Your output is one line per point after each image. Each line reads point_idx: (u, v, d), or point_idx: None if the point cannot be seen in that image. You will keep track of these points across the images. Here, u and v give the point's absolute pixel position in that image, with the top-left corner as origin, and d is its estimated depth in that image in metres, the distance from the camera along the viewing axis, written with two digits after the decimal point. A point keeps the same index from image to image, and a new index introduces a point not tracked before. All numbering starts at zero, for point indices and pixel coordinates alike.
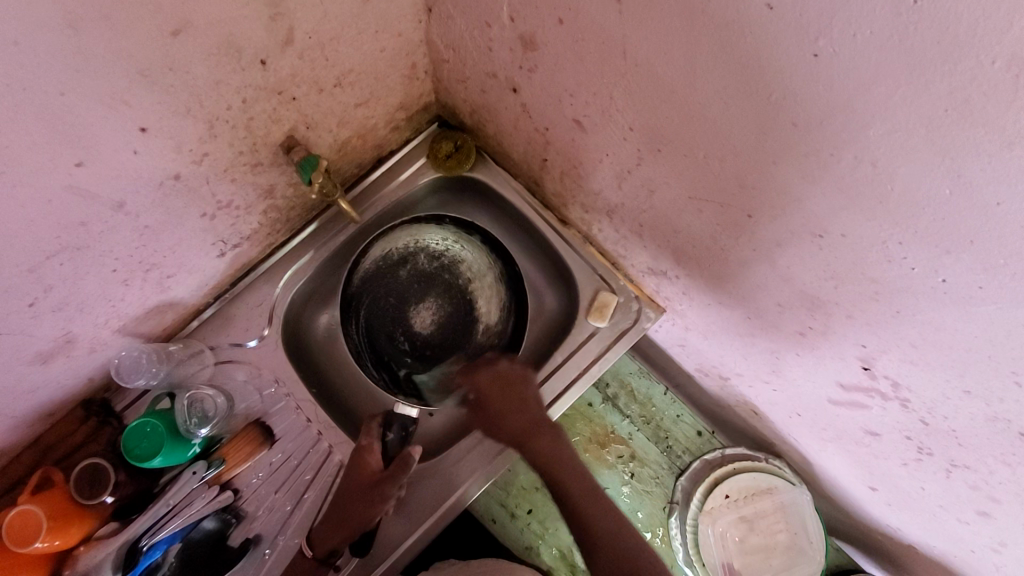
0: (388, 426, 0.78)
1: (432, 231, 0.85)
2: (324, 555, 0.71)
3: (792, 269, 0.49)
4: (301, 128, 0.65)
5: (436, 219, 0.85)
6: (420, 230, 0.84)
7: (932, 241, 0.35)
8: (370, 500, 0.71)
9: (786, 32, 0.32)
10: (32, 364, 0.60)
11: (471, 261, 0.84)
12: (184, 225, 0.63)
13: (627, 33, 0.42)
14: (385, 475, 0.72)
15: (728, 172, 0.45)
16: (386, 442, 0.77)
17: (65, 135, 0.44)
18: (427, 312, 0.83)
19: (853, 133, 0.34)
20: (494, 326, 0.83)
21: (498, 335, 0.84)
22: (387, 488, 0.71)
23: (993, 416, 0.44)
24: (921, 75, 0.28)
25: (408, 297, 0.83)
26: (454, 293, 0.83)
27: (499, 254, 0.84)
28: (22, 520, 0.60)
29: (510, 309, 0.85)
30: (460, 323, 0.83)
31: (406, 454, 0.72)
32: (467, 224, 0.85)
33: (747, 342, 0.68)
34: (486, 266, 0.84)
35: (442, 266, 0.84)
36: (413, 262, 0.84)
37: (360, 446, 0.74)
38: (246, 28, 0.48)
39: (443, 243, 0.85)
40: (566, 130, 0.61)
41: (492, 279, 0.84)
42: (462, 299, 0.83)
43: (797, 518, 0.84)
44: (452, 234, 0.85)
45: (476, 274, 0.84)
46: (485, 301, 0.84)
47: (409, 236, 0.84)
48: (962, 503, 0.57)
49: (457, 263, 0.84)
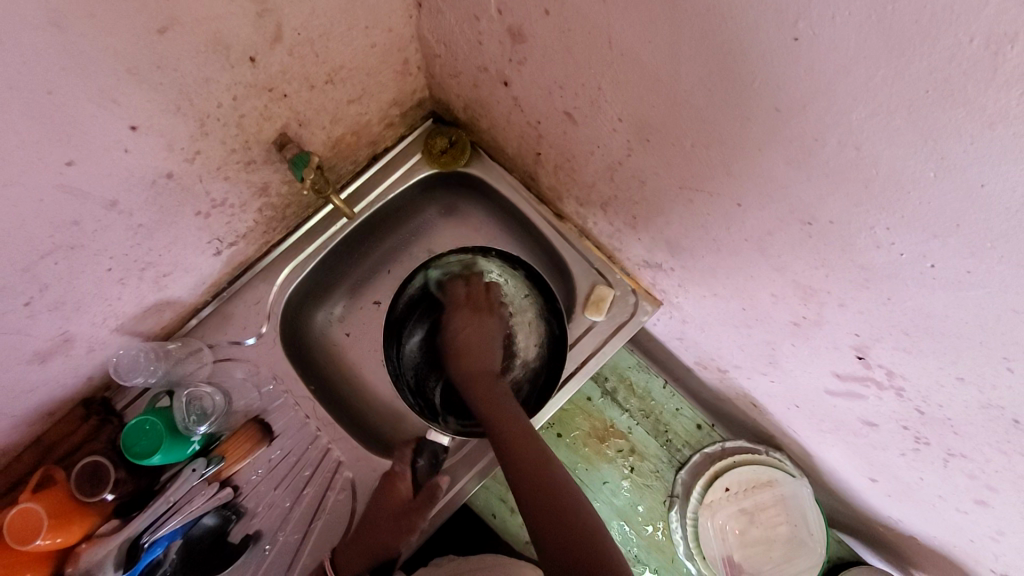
0: (420, 452, 0.78)
1: (477, 261, 0.79)
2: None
3: (783, 258, 0.48)
4: (293, 125, 0.65)
5: (483, 250, 0.78)
6: (462, 259, 0.79)
7: (918, 225, 0.35)
8: (398, 529, 0.72)
9: (767, 17, 0.32)
10: (30, 363, 0.60)
11: (516, 296, 0.79)
12: (178, 223, 0.63)
13: (611, 22, 0.41)
14: (414, 505, 0.73)
15: (717, 161, 0.45)
16: (417, 469, 0.77)
17: (55, 133, 0.44)
18: None
19: (836, 118, 0.33)
20: (530, 361, 0.78)
21: (534, 371, 0.78)
22: (415, 518, 0.73)
23: (987, 403, 0.43)
24: (900, 55, 0.28)
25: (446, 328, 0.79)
26: (492, 328, 0.78)
27: (542, 290, 0.77)
28: (24, 517, 0.61)
29: (546, 343, 0.78)
30: (495, 358, 0.78)
31: (436, 486, 0.74)
32: (511, 258, 0.78)
33: (742, 334, 0.67)
34: (528, 302, 0.79)
35: (484, 298, 0.79)
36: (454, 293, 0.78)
37: (392, 472, 0.75)
38: (233, 25, 0.49)
39: (488, 274, 0.79)
40: (557, 123, 0.61)
41: (532, 314, 0.79)
42: (499, 335, 0.78)
43: (796, 511, 0.84)
44: (497, 267, 0.79)
45: (516, 308, 0.79)
46: (522, 337, 0.78)
47: (451, 265, 0.79)
48: (960, 493, 0.56)
49: (499, 296, 0.79)
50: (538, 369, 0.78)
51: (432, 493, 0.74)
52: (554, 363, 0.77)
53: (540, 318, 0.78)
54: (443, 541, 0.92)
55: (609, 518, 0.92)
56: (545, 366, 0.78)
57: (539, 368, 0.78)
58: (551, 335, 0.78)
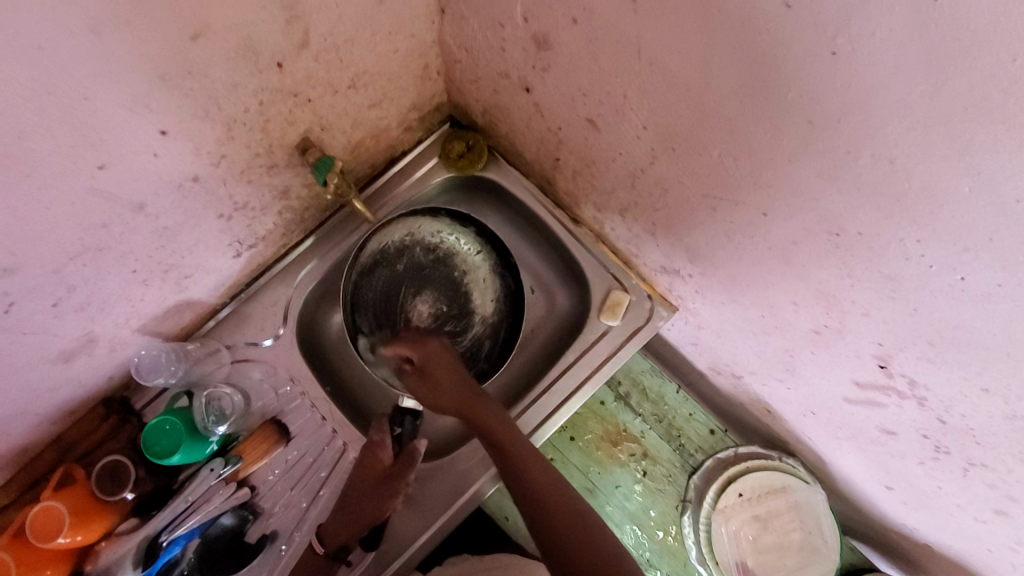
0: (399, 421, 0.80)
1: (427, 224, 0.85)
2: (335, 552, 0.71)
3: (807, 267, 0.48)
4: (316, 130, 0.65)
5: (432, 211, 0.85)
6: (414, 223, 0.85)
7: (950, 238, 0.35)
8: (381, 494, 0.72)
9: (804, 32, 0.32)
10: (55, 363, 0.61)
11: (469, 254, 0.86)
12: (202, 226, 0.64)
13: (641, 32, 0.42)
14: (395, 470, 0.73)
15: (743, 170, 0.45)
16: (394, 437, 0.78)
17: (88, 138, 0.45)
18: (423, 305, 0.85)
19: (872, 131, 0.34)
20: (489, 316, 0.85)
21: (493, 323, 0.85)
22: (398, 483, 0.73)
23: (1012, 415, 0.43)
24: (940, 73, 0.28)
25: (405, 290, 0.85)
26: (449, 287, 0.85)
27: (492, 247, 0.85)
28: (46, 516, 0.61)
29: (503, 298, 0.86)
30: (453, 319, 0.84)
31: (414, 446, 0.75)
32: (460, 216, 0.86)
33: (760, 340, 0.67)
34: (480, 260, 0.86)
35: (437, 259, 0.86)
36: (409, 256, 0.85)
37: (372, 440, 0.75)
38: (263, 31, 0.49)
39: (438, 236, 0.86)
40: (578, 129, 0.62)
41: (486, 272, 0.86)
42: (456, 292, 0.85)
43: (810, 517, 0.84)
44: (446, 227, 0.86)
45: (469, 267, 0.86)
46: (478, 295, 0.86)
47: (403, 230, 0.85)
48: (979, 502, 0.56)
49: (452, 256, 0.86)
50: (497, 320, 0.85)
51: (411, 455, 0.75)
52: (515, 314, 0.85)
53: (494, 275, 0.86)
54: (458, 542, 0.92)
55: (622, 522, 0.92)
56: (504, 319, 0.85)
57: (498, 321, 0.85)
58: (505, 290, 0.86)
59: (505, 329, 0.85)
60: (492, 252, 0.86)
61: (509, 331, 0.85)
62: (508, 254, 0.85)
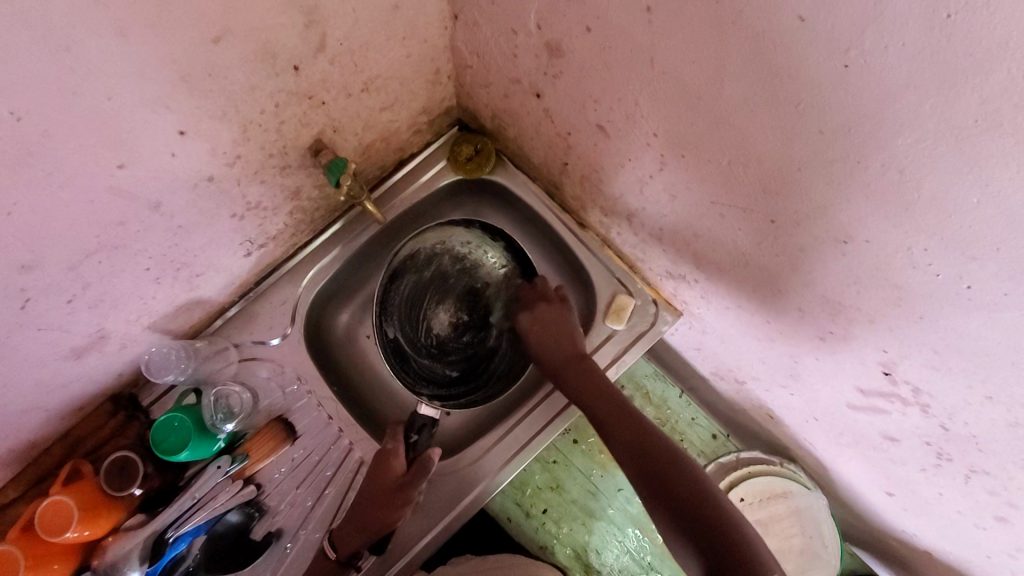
0: (415, 428, 0.81)
1: (458, 234, 0.89)
2: (347, 558, 0.72)
3: (814, 275, 0.49)
4: (329, 132, 0.66)
5: (465, 222, 0.88)
6: (446, 232, 0.89)
7: (956, 248, 0.36)
8: (393, 504, 0.72)
9: (818, 45, 0.33)
10: (67, 358, 0.61)
11: (493, 267, 0.89)
12: (214, 225, 0.64)
13: (655, 41, 0.43)
14: (407, 480, 0.74)
15: (753, 178, 0.46)
16: (408, 444, 0.80)
17: (109, 137, 0.45)
18: (446, 314, 0.88)
19: (882, 143, 0.34)
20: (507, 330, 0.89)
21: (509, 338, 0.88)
22: (409, 493, 0.73)
23: (1015, 422, 0.44)
24: (951, 86, 0.29)
25: (433, 296, 0.88)
26: (472, 299, 0.89)
27: (518, 261, 0.88)
28: (55, 510, 0.61)
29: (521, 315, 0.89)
30: (473, 329, 0.88)
31: (426, 458, 0.74)
32: (489, 228, 0.88)
33: (764, 346, 0.68)
34: (502, 273, 0.89)
35: (463, 269, 0.89)
36: (436, 263, 0.89)
37: (385, 449, 0.77)
38: (281, 34, 0.50)
39: (466, 246, 0.89)
40: (588, 135, 0.63)
41: (508, 287, 0.89)
42: (478, 305, 0.89)
43: (811, 522, 0.86)
44: (475, 239, 0.89)
45: (492, 282, 0.89)
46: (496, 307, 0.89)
47: (435, 238, 0.88)
48: (980, 509, 0.57)
49: (477, 267, 0.89)
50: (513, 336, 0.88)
51: (423, 467, 0.74)
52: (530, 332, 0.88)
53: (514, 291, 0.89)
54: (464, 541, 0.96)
55: (625, 525, 0.92)
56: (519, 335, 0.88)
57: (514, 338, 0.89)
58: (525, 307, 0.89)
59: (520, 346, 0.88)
60: (517, 267, 0.89)
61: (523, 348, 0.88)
62: (532, 270, 0.87)
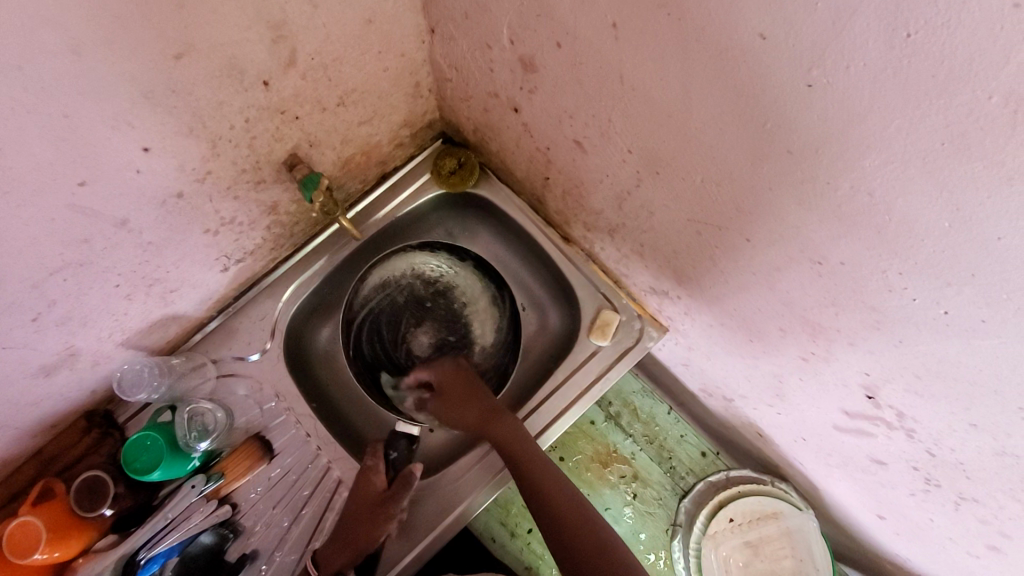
0: (393, 444, 0.80)
1: (427, 257, 0.85)
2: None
3: (793, 294, 0.48)
4: (304, 146, 0.65)
5: (430, 246, 0.85)
6: (413, 257, 0.85)
7: (931, 272, 0.34)
8: (375, 519, 0.71)
9: (780, 63, 0.32)
10: (35, 377, 0.60)
11: (468, 286, 0.85)
12: (187, 240, 0.63)
13: (623, 58, 0.42)
14: (388, 495, 0.73)
15: (726, 197, 0.45)
16: (390, 460, 0.79)
17: (68, 155, 0.44)
18: (423, 336, 0.84)
19: (850, 165, 0.33)
20: (488, 345, 0.84)
21: (493, 352, 0.84)
22: (393, 507, 0.72)
23: (1001, 451, 0.42)
24: (916, 108, 0.28)
25: (406, 321, 0.84)
26: (450, 319, 0.84)
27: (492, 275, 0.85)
28: (22, 532, 0.60)
29: (504, 327, 0.84)
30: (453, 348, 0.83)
31: (408, 473, 0.74)
32: (457, 250, 0.85)
33: (750, 365, 0.66)
34: (480, 290, 0.85)
35: (437, 291, 0.85)
36: (409, 288, 0.85)
37: (366, 466, 0.76)
38: (248, 50, 0.49)
39: (439, 269, 0.85)
40: (566, 150, 0.62)
41: (487, 303, 0.85)
42: (455, 324, 0.84)
43: (802, 545, 0.83)
44: (446, 260, 0.85)
45: (469, 298, 0.85)
46: (478, 324, 0.84)
47: (406, 264, 0.84)
48: (972, 537, 0.55)
49: (453, 289, 0.85)
50: (496, 351, 0.84)
51: (405, 481, 0.74)
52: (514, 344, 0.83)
53: (493, 304, 0.85)
54: (440, 565, 0.89)
55: None
56: (503, 348, 0.83)
57: (498, 350, 0.84)
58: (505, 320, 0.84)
59: (506, 356, 0.83)
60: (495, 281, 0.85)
61: (508, 358, 0.83)
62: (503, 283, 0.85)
